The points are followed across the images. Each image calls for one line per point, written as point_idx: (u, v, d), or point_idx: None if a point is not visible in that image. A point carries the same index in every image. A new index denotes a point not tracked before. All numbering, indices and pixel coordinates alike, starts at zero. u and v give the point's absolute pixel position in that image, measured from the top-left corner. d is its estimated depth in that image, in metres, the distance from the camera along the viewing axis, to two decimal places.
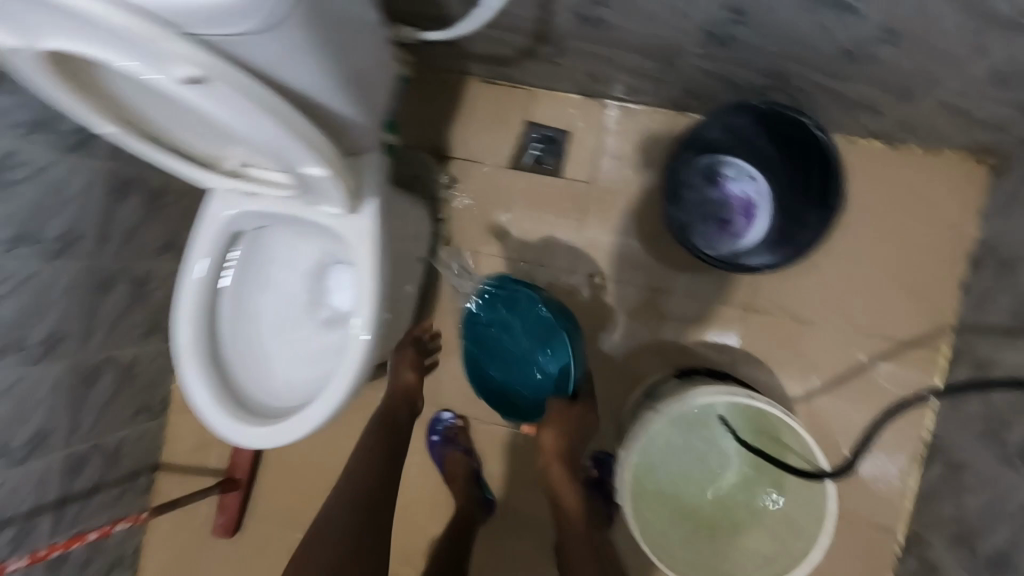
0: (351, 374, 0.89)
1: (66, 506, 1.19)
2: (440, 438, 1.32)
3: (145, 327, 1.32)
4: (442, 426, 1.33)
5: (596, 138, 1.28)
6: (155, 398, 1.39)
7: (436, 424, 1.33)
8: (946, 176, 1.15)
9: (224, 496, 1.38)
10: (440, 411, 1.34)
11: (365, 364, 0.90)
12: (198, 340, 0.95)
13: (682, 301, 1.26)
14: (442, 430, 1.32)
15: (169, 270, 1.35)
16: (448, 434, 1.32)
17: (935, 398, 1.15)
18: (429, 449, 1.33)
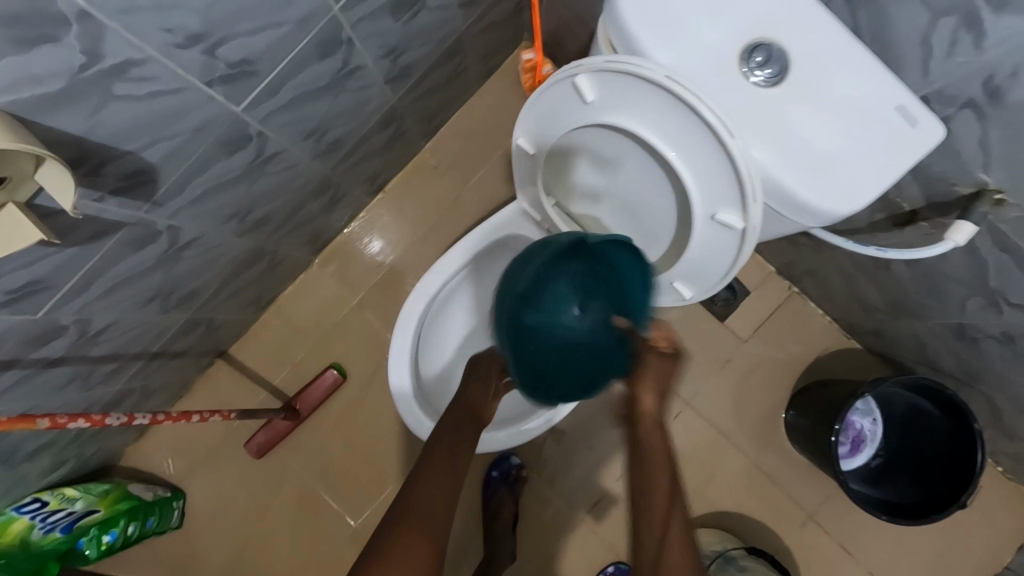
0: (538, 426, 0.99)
1: (154, 361, 1.14)
2: (499, 476, 1.37)
3: (310, 236, 1.31)
4: (505, 466, 1.37)
5: (769, 310, 1.40)
6: (267, 295, 1.36)
7: (502, 462, 1.38)
8: (1011, 504, 1.33)
9: (277, 419, 1.35)
10: (510, 453, 1.39)
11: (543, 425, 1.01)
12: (421, 316, 0.98)
13: (759, 479, 1.38)
14: (505, 469, 1.37)
15: (356, 197, 1.35)
16: (508, 476, 1.36)
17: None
18: (484, 481, 1.37)
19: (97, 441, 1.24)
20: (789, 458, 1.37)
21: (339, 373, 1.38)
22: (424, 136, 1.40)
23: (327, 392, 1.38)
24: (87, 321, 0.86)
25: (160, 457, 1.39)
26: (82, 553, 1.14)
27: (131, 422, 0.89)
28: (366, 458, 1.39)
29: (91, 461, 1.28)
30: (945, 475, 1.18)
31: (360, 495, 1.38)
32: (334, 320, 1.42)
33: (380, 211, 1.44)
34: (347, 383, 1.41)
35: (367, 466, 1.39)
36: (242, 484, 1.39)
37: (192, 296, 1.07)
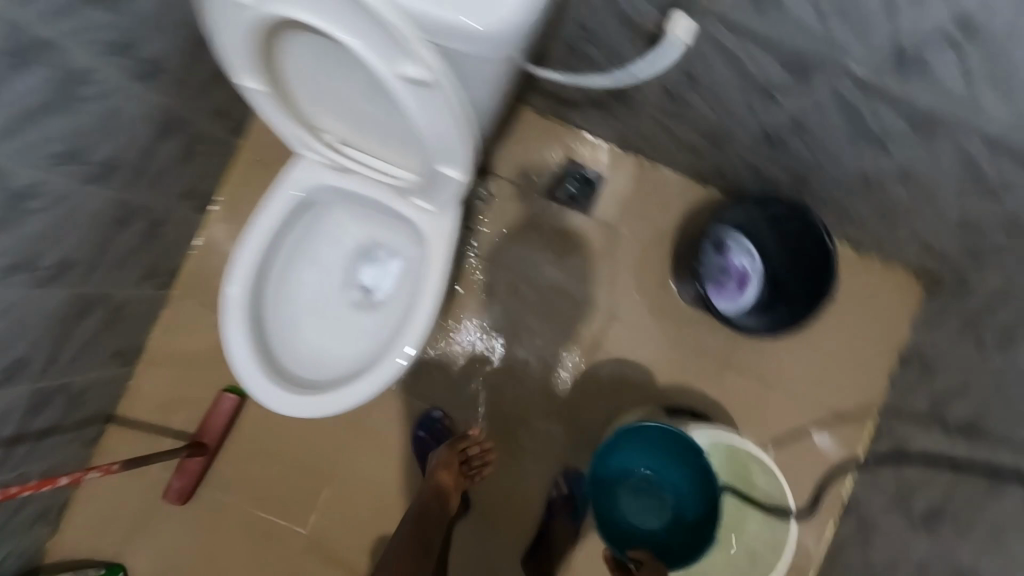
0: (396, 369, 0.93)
1: (17, 446, 1.08)
2: (426, 434, 1.36)
3: (147, 270, 1.25)
4: (430, 423, 1.36)
5: (626, 188, 1.42)
6: (131, 345, 1.30)
7: (426, 420, 1.37)
8: (890, 286, 1.41)
9: (186, 459, 1.31)
10: (431, 407, 1.38)
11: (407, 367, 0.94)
12: (247, 299, 0.95)
13: (669, 348, 1.41)
14: (431, 426, 1.36)
15: (183, 216, 1.29)
16: (435, 433, 1.36)
17: (855, 469, 1.37)
18: (414, 445, 1.36)
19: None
20: (690, 318, 1.41)
21: (234, 396, 1.34)
22: (232, 133, 1.34)
23: (230, 416, 1.34)
24: None
25: (83, 542, 1.33)
26: None
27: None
28: (292, 466, 1.36)
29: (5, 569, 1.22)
30: (813, 283, 1.28)
31: (300, 502, 1.36)
32: (213, 345, 1.37)
33: (219, 224, 1.39)
34: (248, 402, 1.37)
35: (296, 474, 1.36)
36: (179, 535, 1.35)
37: (22, 364, 1.01)
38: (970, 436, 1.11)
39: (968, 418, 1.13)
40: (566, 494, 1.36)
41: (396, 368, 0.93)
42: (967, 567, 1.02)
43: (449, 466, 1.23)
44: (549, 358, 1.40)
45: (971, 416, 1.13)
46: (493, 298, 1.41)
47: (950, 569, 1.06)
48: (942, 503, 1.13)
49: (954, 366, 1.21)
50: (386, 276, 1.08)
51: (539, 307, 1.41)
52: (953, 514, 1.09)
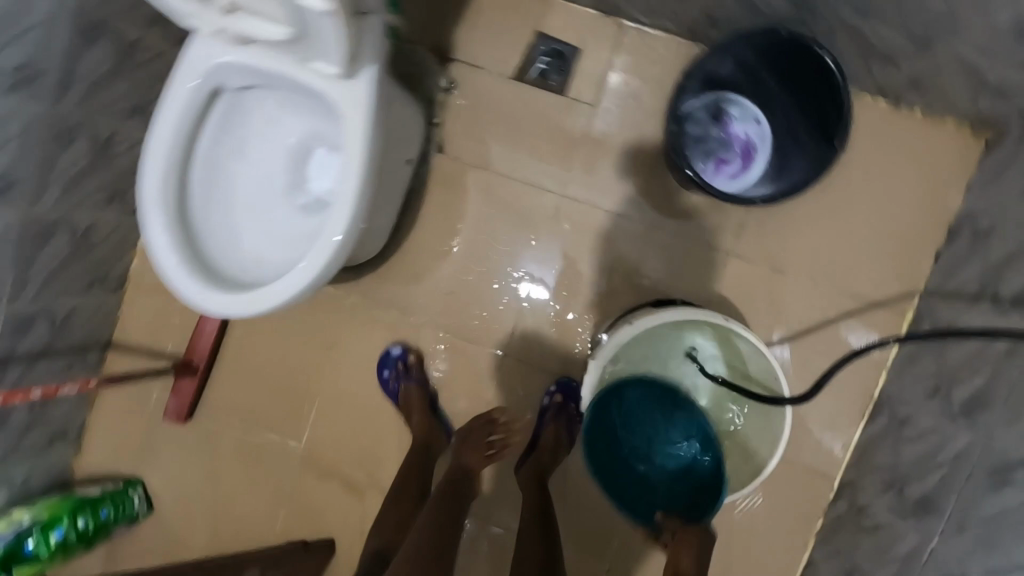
0: (325, 257, 0.86)
1: (6, 367, 1.13)
2: (392, 372, 1.31)
3: (107, 194, 1.23)
4: (392, 360, 1.31)
5: (607, 57, 1.24)
6: (111, 272, 1.32)
7: (387, 358, 1.31)
8: (936, 143, 1.17)
9: (178, 379, 1.35)
10: (391, 344, 1.32)
11: (338, 255, 0.87)
12: (166, 195, 0.89)
13: (665, 238, 1.26)
14: (393, 363, 1.31)
15: (136, 136, 1.25)
16: (399, 368, 1.30)
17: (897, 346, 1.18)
18: (383, 385, 1.31)
19: (19, 464, 1.26)
20: (688, 203, 1.25)
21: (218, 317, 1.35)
22: (176, 43, 1.27)
23: (215, 338, 1.35)
24: None
25: (102, 460, 1.41)
26: (34, 555, 1.19)
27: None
28: (281, 384, 1.37)
29: (32, 484, 1.31)
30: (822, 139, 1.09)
31: (293, 418, 1.38)
32: None
33: None
34: (233, 323, 1.38)
35: (285, 390, 1.37)
36: (186, 452, 1.41)
37: None
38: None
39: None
40: (562, 405, 1.24)
41: (328, 257, 0.86)
42: (1012, 456, 0.85)
43: (475, 446, 1.17)
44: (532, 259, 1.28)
45: None
46: (466, 197, 1.30)
47: (992, 460, 0.89)
48: (986, 387, 0.94)
49: (1011, 226, 0.99)
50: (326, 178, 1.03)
51: (516, 205, 1.29)
52: (1001, 398, 0.91)
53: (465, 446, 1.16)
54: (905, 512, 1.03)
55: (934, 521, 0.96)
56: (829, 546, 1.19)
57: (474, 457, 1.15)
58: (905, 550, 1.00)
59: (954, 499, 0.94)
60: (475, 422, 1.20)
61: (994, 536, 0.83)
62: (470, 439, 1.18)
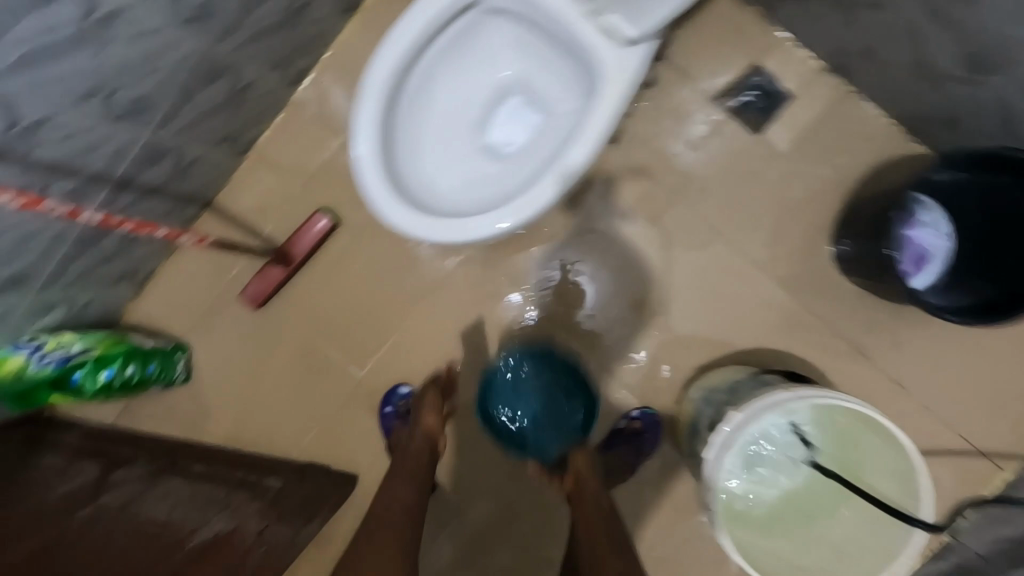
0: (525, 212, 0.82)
1: (124, 192, 1.07)
2: (392, 411, 1.29)
3: (278, 57, 1.16)
4: (397, 400, 1.29)
5: (816, 115, 1.19)
6: (244, 136, 1.25)
7: (391, 397, 1.30)
8: None
9: (269, 264, 1.29)
10: (397, 385, 1.31)
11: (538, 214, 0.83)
12: (388, 87, 0.85)
13: (798, 311, 1.22)
14: (397, 404, 1.29)
15: (325, 11, 1.19)
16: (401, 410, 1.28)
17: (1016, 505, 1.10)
18: (382, 419, 1.30)
19: (85, 290, 1.19)
20: (835, 287, 1.21)
21: (331, 218, 1.29)
22: None
23: (319, 238, 1.30)
24: (13, 105, 0.77)
25: (158, 313, 1.36)
26: (81, 386, 1.15)
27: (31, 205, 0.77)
28: (365, 306, 1.33)
29: (88, 313, 1.25)
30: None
31: (363, 345, 1.34)
32: (322, 162, 1.32)
33: (356, 34, 1.28)
34: (340, 230, 1.32)
35: (367, 314, 1.33)
36: (244, 339, 1.36)
37: (144, 106, 0.97)
38: None
39: None
40: (638, 433, 1.23)
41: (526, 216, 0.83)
42: None
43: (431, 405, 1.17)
44: (593, 288, 1.28)
45: None
46: (619, 197, 1.25)
47: None
48: None
49: None
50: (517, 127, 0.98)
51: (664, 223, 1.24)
52: None
53: (421, 409, 1.16)
54: None
55: None
56: None
57: (434, 420, 1.15)
58: None
59: None
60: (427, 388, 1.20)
61: None
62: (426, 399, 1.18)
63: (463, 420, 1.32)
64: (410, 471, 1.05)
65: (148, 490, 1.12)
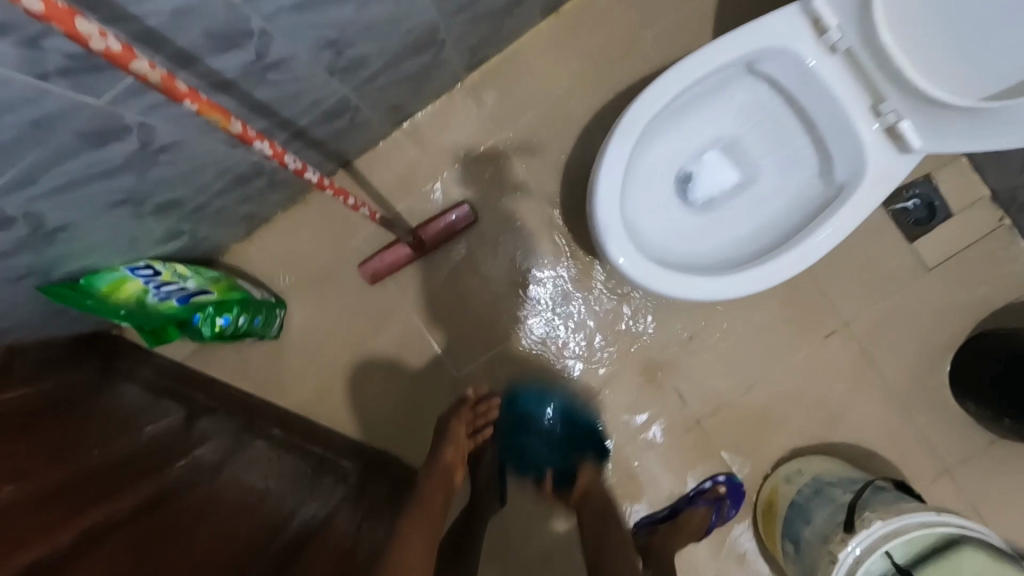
0: (749, 288, 0.81)
1: (295, 141, 1.00)
2: None
3: (476, 42, 1.12)
4: None
5: (970, 238, 1.21)
6: (409, 107, 1.21)
7: None
8: None
9: (397, 244, 1.25)
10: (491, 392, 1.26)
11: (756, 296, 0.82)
12: (644, 127, 0.82)
13: (903, 422, 1.24)
14: None
15: (532, 9, 1.15)
16: None
17: None
18: None
19: (211, 226, 1.12)
20: (944, 407, 1.23)
21: (469, 213, 1.25)
22: None
23: (453, 230, 1.25)
24: (269, 40, 0.72)
25: (263, 262, 1.29)
26: (197, 328, 1.08)
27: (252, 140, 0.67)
28: (478, 309, 1.29)
29: (201, 247, 1.18)
30: None
31: (466, 346, 1.30)
32: (472, 154, 1.28)
33: (545, 38, 1.25)
34: (473, 226, 1.28)
35: (477, 317, 1.29)
36: (345, 309, 1.30)
37: (358, 64, 0.91)
38: None
39: None
40: (719, 498, 1.21)
41: (754, 290, 0.81)
42: None
43: (458, 443, 1.07)
44: (707, 347, 1.27)
45: None
46: None
47: None
48: None
49: None
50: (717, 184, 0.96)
51: (796, 303, 1.25)
52: None
53: (449, 443, 1.07)
54: None
55: None
56: None
57: (454, 454, 1.06)
58: None
59: None
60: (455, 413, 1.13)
61: None
62: (455, 427, 1.10)
63: (548, 445, 1.29)
64: (426, 516, 0.90)
65: (234, 452, 1.04)
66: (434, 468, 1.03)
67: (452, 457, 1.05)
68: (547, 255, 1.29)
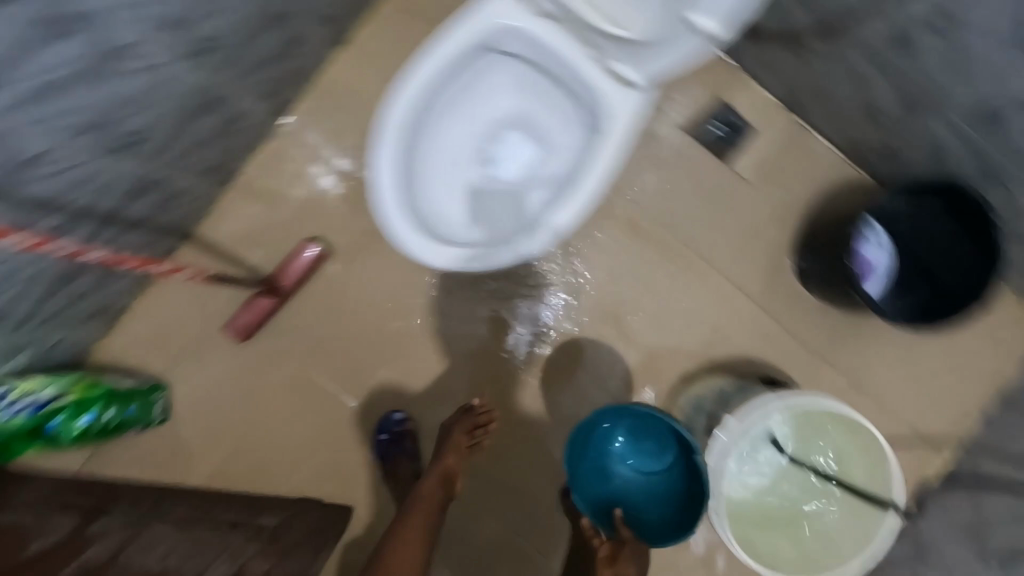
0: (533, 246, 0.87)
1: (106, 227, 1.01)
2: (388, 438, 1.29)
3: (269, 88, 1.16)
4: (392, 426, 1.29)
5: (775, 145, 1.33)
6: (229, 166, 1.23)
7: (386, 423, 1.30)
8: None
9: (255, 297, 1.26)
10: (393, 410, 1.31)
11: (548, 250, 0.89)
12: (404, 125, 0.89)
13: (770, 323, 1.33)
14: (392, 430, 1.29)
15: (315, 45, 1.20)
16: (397, 436, 1.29)
17: (981, 485, 1.22)
18: (375, 446, 1.30)
19: (56, 331, 1.11)
20: (804, 300, 1.32)
21: (319, 247, 1.28)
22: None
23: (308, 269, 1.28)
24: (11, 140, 0.74)
25: (132, 352, 1.28)
26: (59, 433, 1.09)
27: (38, 247, 0.75)
28: (358, 334, 1.31)
29: (56, 356, 1.17)
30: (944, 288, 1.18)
31: (356, 373, 1.31)
32: (308, 191, 1.31)
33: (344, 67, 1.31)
34: (329, 258, 1.31)
35: (359, 340, 1.31)
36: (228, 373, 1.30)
37: (139, 139, 0.94)
38: None
39: None
40: None
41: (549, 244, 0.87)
42: None
43: (457, 449, 1.17)
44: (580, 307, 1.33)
45: None
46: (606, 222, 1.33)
47: None
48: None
49: None
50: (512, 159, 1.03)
51: (646, 244, 1.34)
52: None
53: (446, 449, 1.17)
54: None
55: None
56: None
57: (455, 460, 1.16)
58: None
59: None
60: (456, 419, 1.21)
61: None
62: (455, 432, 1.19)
63: None
64: (423, 528, 1.06)
65: (131, 541, 1.03)
66: (435, 476, 1.14)
67: (456, 447, 1.17)
68: (412, 265, 1.34)
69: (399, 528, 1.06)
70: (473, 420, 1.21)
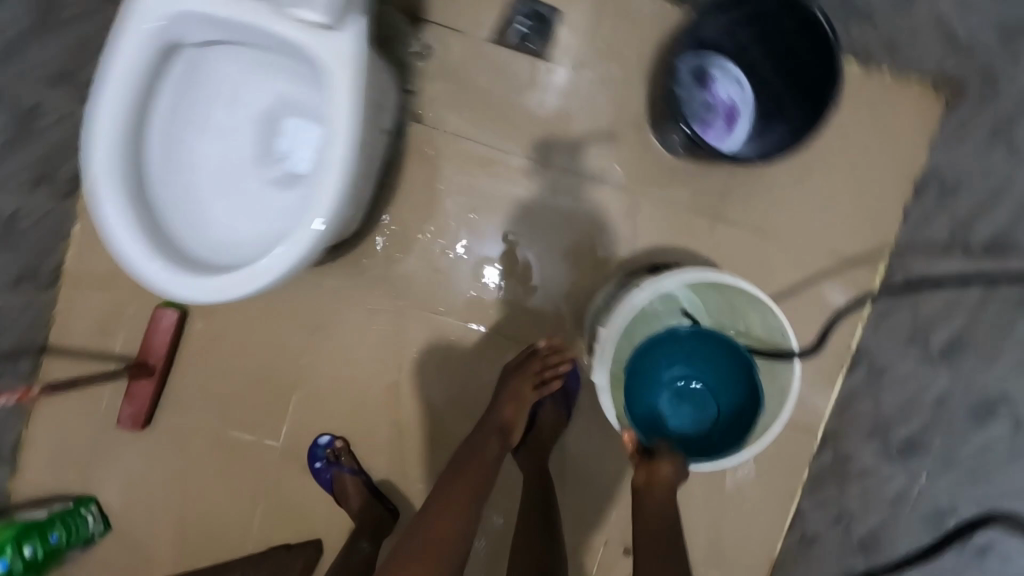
0: (308, 238, 0.79)
1: None
2: (324, 463, 1.25)
3: (34, 174, 1.07)
4: (322, 451, 1.25)
5: (589, 18, 1.20)
6: (43, 266, 1.16)
7: (316, 450, 1.26)
8: (911, 107, 1.21)
9: (133, 382, 1.22)
10: (319, 434, 1.26)
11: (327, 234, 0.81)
12: (122, 166, 0.79)
13: (653, 204, 1.24)
14: (324, 454, 1.25)
15: (65, 109, 1.10)
16: (330, 458, 1.25)
17: (913, 285, 1.14)
18: (315, 476, 1.26)
19: None
20: (676, 170, 1.24)
21: (173, 310, 1.22)
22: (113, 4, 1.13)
23: (172, 336, 1.22)
24: None
25: (44, 479, 1.25)
26: None
27: None
28: (252, 378, 1.26)
29: None
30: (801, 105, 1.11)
31: (267, 415, 1.27)
32: None
33: None
34: (191, 316, 1.25)
35: (255, 382, 1.26)
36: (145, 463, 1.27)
37: None
38: (999, 253, 0.96)
39: (994, 235, 0.98)
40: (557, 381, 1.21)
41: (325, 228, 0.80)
42: (992, 391, 0.90)
43: (515, 399, 1.10)
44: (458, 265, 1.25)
45: (999, 231, 0.97)
46: (450, 168, 1.24)
47: (971, 397, 0.94)
48: (962, 331, 1.00)
49: (980, 179, 1.04)
50: (282, 152, 0.94)
51: (497, 175, 1.24)
52: (977, 341, 0.96)
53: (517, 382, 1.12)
54: (890, 455, 1.09)
55: (920, 461, 1.02)
56: (815, 497, 1.24)
57: (512, 412, 1.09)
58: (892, 489, 1.06)
59: (938, 440, 0.99)
60: (524, 355, 1.17)
61: (978, 469, 0.89)
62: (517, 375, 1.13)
63: (397, 440, 1.27)
64: (475, 472, 0.98)
65: None
66: (493, 424, 1.07)
67: (520, 390, 1.11)
68: (277, 288, 1.27)
69: (451, 471, 0.98)
70: (546, 361, 1.15)
